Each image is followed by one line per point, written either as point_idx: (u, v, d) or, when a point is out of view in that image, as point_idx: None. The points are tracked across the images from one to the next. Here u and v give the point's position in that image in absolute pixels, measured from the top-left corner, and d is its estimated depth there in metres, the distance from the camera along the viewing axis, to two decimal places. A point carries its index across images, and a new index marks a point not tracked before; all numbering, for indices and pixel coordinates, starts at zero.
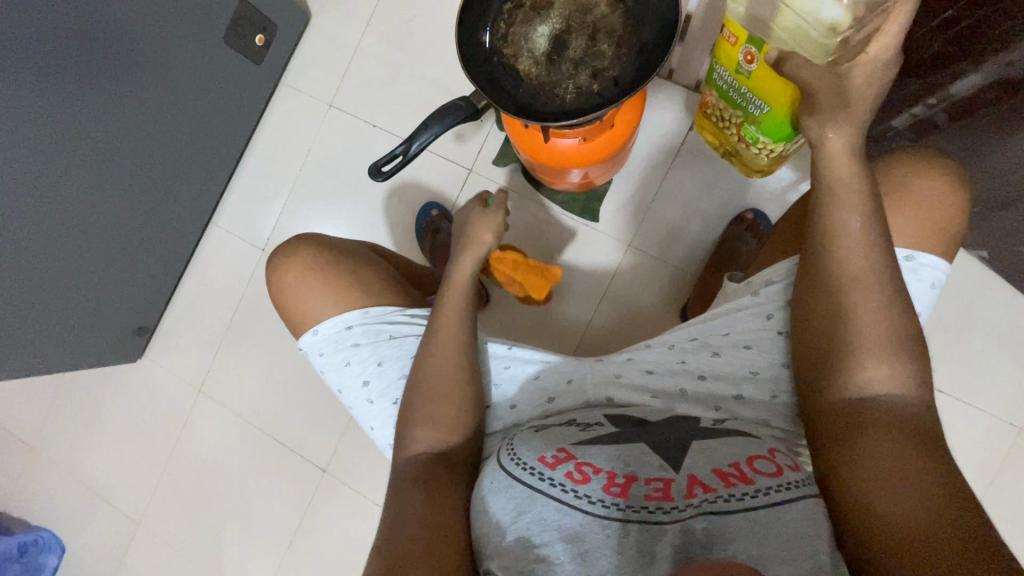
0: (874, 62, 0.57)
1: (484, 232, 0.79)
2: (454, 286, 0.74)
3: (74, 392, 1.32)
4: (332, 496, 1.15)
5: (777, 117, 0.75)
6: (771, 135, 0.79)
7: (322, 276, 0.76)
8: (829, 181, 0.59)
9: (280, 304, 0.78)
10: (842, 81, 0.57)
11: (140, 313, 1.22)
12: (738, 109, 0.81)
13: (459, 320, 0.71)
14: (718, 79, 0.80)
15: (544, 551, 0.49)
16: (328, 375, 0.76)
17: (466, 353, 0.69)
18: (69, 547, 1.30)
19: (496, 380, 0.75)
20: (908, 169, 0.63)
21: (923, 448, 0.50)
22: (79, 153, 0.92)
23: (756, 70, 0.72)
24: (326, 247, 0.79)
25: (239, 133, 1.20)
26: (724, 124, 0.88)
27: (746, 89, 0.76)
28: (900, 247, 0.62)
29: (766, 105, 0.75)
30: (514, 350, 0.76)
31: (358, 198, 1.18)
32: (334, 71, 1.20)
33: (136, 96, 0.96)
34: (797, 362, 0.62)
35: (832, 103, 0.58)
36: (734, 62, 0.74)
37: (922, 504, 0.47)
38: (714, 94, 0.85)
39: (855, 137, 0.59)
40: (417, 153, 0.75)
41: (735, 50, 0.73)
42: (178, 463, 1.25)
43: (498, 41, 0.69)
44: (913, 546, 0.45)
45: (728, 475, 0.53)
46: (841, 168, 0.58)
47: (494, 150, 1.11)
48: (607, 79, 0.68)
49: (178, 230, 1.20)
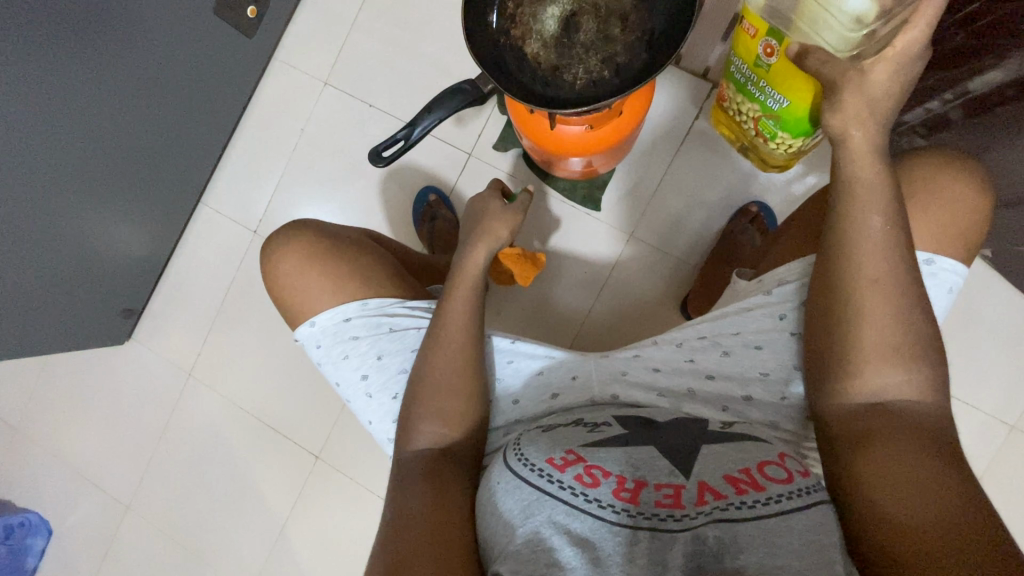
0: (900, 56, 0.55)
1: (497, 226, 0.76)
2: (462, 280, 0.71)
3: (60, 374, 1.29)
4: (325, 483, 1.14)
5: (796, 111, 0.74)
6: (789, 130, 0.77)
7: (318, 264, 0.74)
8: (848, 180, 0.57)
9: (275, 294, 0.76)
10: (862, 76, 0.56)
11: (128, 295, 1.19)
12: (756, 103, 0.79)
13: (465, 315, 0.68)
14: (735, 72, 0.79)
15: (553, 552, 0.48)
16: (326, 369, 0.75)
17: (471, 351, 0.67)
18: (56, 530, 1.29)
19: (499, 376, 0.74)
20: (931, 171, 0.62)
21: (932, 446, 0.51)
22: (60, 126, 0.88)
23: (775, 64, 0.71)
24: (324, 235, 0.76)
25: (230, 110, 1.16)
26: (740, 117, 0.86)
27: (764, 82, 0.75)
28: (919, 250, 0.61)
29: (786, 99, 0.73)
30: (517, 344, 0.74)
31: (354, 181, 1.15)
32: (330, 48, 1.15)
33: (121, 69, 0.91)
34: (809, 363, 0.61)
35: (855, 98, 0.56)
36: (752, 55, 0.73)
37: (931, 508, 0.47)
38: (731, 87, 0.83)
39: (876, 134, 0.57)
40: (419, 140, 0.73)
41: (754, 43, 0.72)
42: (168, 447, 1.23)
43: (505, 22, 0.65)
44: (923, 550, 0.45)
45: (739, 481, 0.53)
46: (861, 166, 0.57)
47: (496, 135, 1.07)
48: (617, 64, 0.65)
49: (168, 210, 1.16)
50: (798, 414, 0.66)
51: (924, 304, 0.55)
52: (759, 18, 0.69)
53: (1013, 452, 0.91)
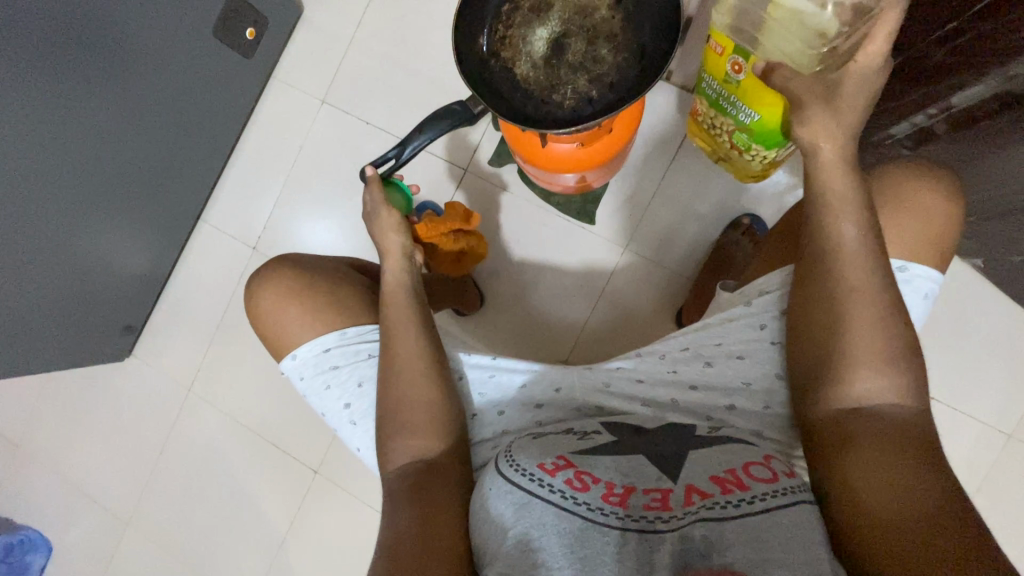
0: (862, 72, 0.57)
1: (386, 222, 0.74)
2: (395, 293, 0.72)
3: (61, 391, 1.30)
4: (324, 496, 1.14)
5: (766, 125, 0.75)
6: (763, 142, 0.79)
7: (297, 296, 0.75)
8: (820, 190, 0.59)
9: (259, 328, 0.77)
10: (833, 90, 0.58)
11: (128, 312, 1.20)
12: (729, 117, 0.81)
13: (411, 323, 0.70)
14: (706, 88, 0.81)
15: (542, 552, 0.49)
16: (311, 400, 0.76)
17: (440, 369, 0.68)
18: (56, 547, 1.29)
19: (480, 390, 0.74)
20: (902, 180, 0.63)
21: (913, 449, 0.52)
22: (64, 145, 0.90)
23: (744, 80, 0.73)
24: (298, 266, 0.77)
25: (229, 128, 1.18)
26: (715, 131, 0.87)
27: (735, 97, 0.76)
28: (893, 255, 0.62)
29: (756, 114, 0.75)
30: (498, 361, 0.75)
31: (351, 197, 1.16)
32: (326, 66, 1.18)
33: (124, 88, 0.94)
34: (793, 371, 0.62)
35: (824, 113, 0.57)
36: (721, 72, 0.75)
37: (915, 510, 0.48)
38: (703, 103, 0.84)
39: (846, 146, 0.58)
40: (409, 159, 0.74)
41: (722, 60, 0.74)
42: (168, 462, 1.24)
43: (495, 44, 0.67)
44: (911, 554, 0.46)
45: (724, 481, 0.54)
46: (833, 177, 0.58)
47: (489, 150, 1.09)
48: (605, 84, 0.67)
49: (168, 226, 1.18)
50: (785, 422, 0.67)
51: (903, 312, 0.56)
52: (722, 37, 0.71)
53: (1010, 461, 0.92)
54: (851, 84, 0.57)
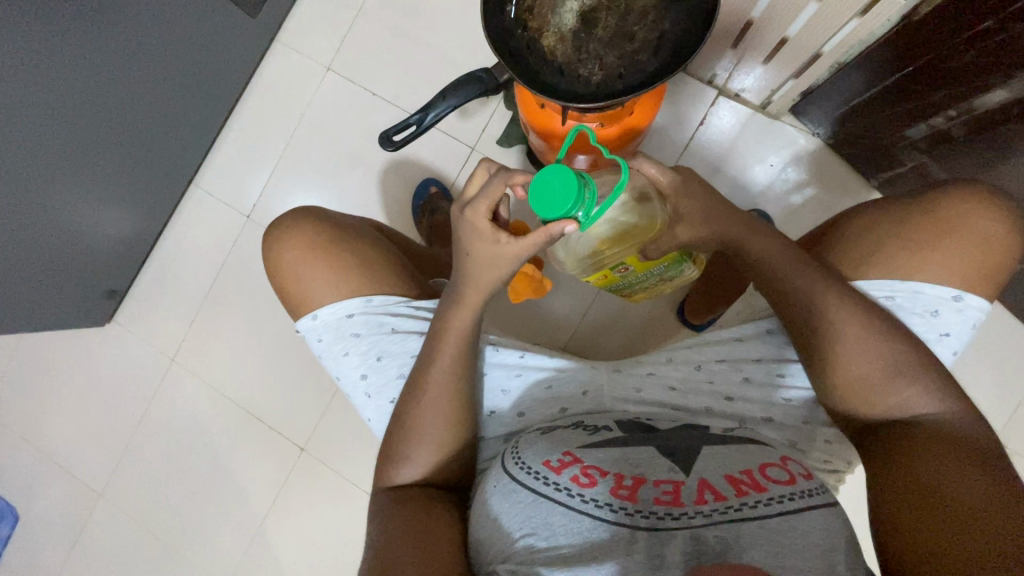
0: (681, 191, 0.65)
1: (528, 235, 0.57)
2: (444, 336, 0.64)
3: (33, 357, 1.25)
4: (310, 475, 1.12)
5: (679, 256, 0.72)
6: (686, 258, 0.75)
7: (321, 254, 0.72)
8: (767, 269, 0.64)
9: (276, 283, 0.74)
10: (676, 211, 0.65)
11: (112, 275, 1.15)
12: (650, 280, 0.78)
13: (466, 332, 0.63)
14: (616, 287, 0.80)
15: (551, 544, 0.50)
16: (326, 362, 0.73)
17: (467, 358, 0.64)
18: (21, 518, 1.24)
19: (504, 386, 0.72)
20: (957, 201, 0.61)
21: (963, 467, 0.52)
22: (53, 95, 0.85)
23: (635, 269, 0.71)
24: (328, 225, 0.74)
25: (228, 91, 1.13)
26: (643, 288, 0.84)
27: (642, 273, 0.74)
28: (950, 288, 0.62)
29: (666, 262, 0.72)
30: (526, 359, 0.73)
31: (352, 169, 1.13)
32: (334, 33, 1.13)
33: (120, 41, 0.90)
34: (834, 411, 0.63)
35: (694, 221, 0.66)
36: (613, 279, 0.74)
37: (947, 514, 0.50)
38: (619, 290, 0.82)
39: (747, 243, 0.66)
40: (430, 125, 0.73)
41: (608, 276, 0.73)
42: (146, 434, 1.20)
43: (523, 13, 0.65)
44: (941, 555, 0.48)
45: (740, 482, 0.53)
46: (768, 262, 0.64)
47: (499, 129, 1.07)
48: (635, 62, 0.65)
49: (158, 190, 1.13)
50: (820, 436, 0.67)
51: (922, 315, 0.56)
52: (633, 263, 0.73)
53: None
54: (691, 198, 0.65)
